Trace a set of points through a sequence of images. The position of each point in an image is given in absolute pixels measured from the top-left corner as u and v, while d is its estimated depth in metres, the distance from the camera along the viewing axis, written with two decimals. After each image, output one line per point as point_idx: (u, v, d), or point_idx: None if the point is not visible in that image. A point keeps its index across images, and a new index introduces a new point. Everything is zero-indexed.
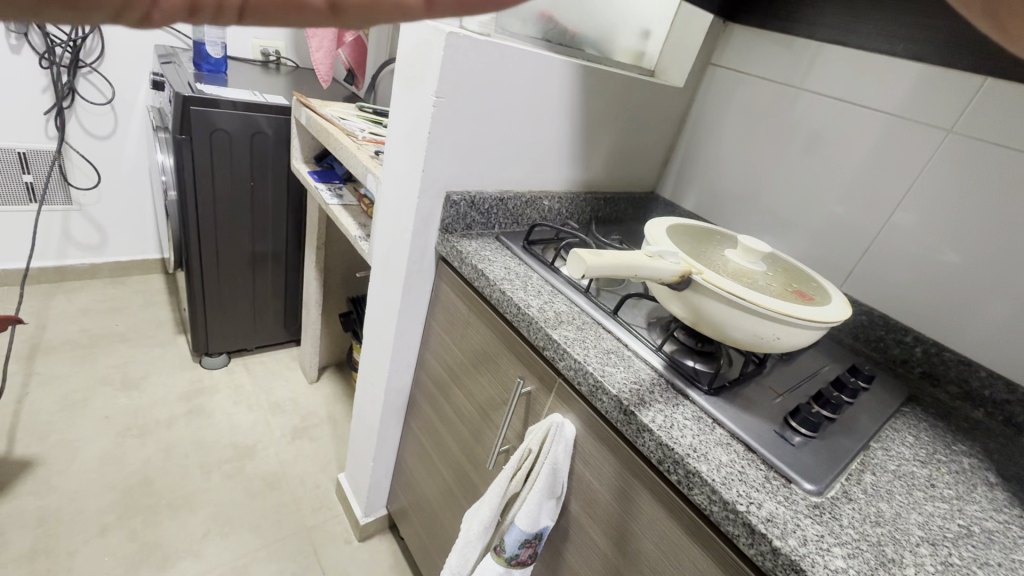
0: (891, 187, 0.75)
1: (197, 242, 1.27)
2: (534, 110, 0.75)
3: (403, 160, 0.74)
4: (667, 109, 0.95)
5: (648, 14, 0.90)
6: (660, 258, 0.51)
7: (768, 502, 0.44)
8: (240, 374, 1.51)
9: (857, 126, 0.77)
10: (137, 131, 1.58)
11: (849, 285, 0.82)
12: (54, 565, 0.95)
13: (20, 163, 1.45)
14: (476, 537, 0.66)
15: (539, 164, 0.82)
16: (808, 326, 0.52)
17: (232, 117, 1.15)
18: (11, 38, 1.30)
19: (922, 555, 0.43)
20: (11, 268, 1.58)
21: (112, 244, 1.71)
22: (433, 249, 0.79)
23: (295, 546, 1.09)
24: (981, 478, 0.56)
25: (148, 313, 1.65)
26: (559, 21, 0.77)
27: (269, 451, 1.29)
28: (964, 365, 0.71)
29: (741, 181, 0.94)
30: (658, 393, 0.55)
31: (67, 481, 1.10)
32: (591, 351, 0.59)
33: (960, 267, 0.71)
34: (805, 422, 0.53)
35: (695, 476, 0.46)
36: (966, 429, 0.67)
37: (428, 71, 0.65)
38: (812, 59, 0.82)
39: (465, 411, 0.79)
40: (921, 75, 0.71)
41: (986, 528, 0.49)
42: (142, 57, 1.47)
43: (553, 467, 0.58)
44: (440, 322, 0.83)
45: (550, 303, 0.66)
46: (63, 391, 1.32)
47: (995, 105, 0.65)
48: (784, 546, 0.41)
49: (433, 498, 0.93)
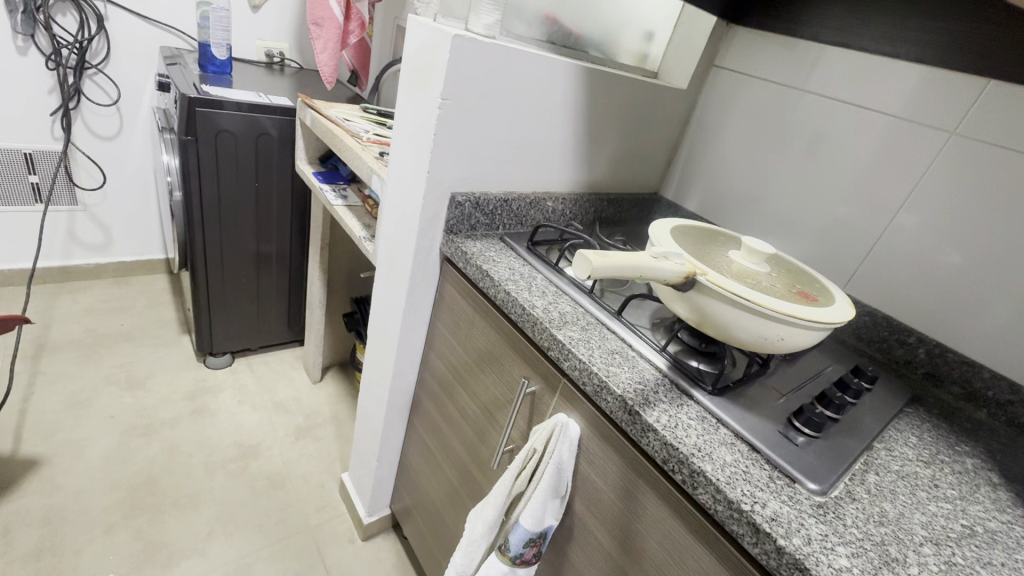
0: (894, 189, 0.75)
1: (203, 241, 1.28)
2: (539, 112, 0.75)
3: (409, 161, 0.74)
4: (670, 110, 0.96)
5: (651, 16, 0.90)
6: (665, 258, 0.51)
7: (772, 501, 0.45)
8: (244, 374, 1.51)
9: (860, 128, 0.78)
10: (141, 132, 1.58)
11: (852, 286, 0.82)
12: (59, 564, 0.96)
13: (26, 163, 1.46)
14: (481, 536, 0.67)
15: (544, 164, 0.82)
16: (812, 326, 0.52)
17: (237, 118, 1.16)
18: (18, 40, 1.31)
19: (925, 554, 0.44)
20: (17, 268, 1.59)
21: (117, 244, 1.72)
22: (438, 249, 0.79)
23: (300, 545, 1.10)
24: (984, 478, 0.57)
25: (152, 313, 1.66)
26: (563, 23, 0.78)
27: (273, 451, 1.30)
28: (967, 366, 0.71)
29: (744, 183, 0.94)
30: (663, 393, 0.55)
31: (72, 480, 1.11)
32: (595, 351, 0.59)
33: (963, 268, 0.71)
34: (808, 422, 0.53)
35: (699, 476, 0.46)
36: (969, 429, 0.67)
37: (434, 73, 0.65)
38: (815, 61, 0.82)
39: (469, 411, 0.80)
40: (924, 77, 0.71)
41: (989, 528, 0.49)
42: (147, 58, 1.48)
43: (559, 467, 0.58)
44: (445, 322, 0.83)
45: (555, 304, 0.66)
46: (69, 390, 1.32)
47: (998, 107, 0.65)
48: (788, 545, 0.41)
49: (437, 498, 0.93)
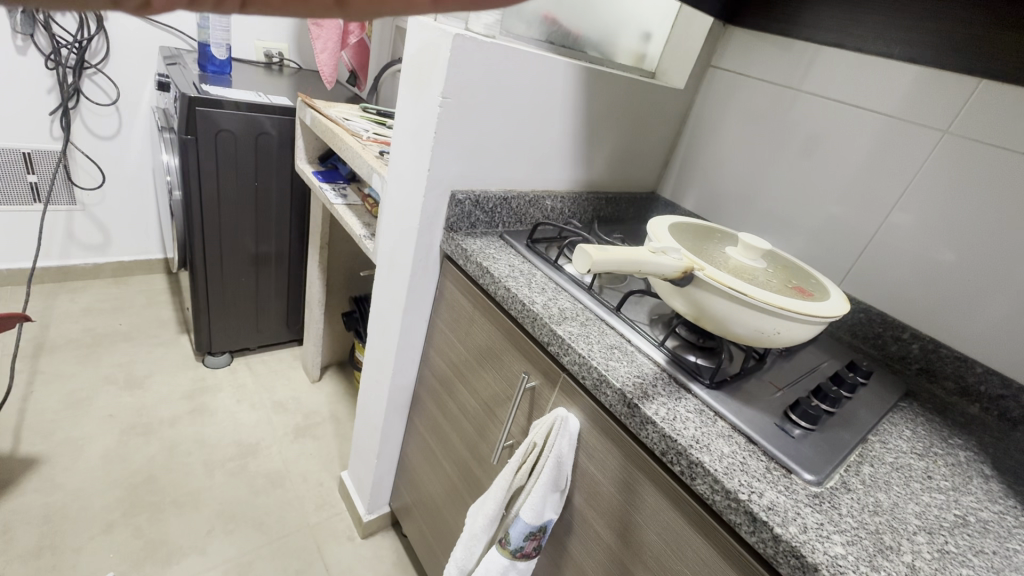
0: (890, 187, 0.76)
1: (202, 240, 1.28)
2: (539, 110, 0.76)
3: (409, 159, 0.75)
4: (669, 111, 0.97)
5: (648, 17, 0.92)
6: (663, 254, 0.52)
7: (769, 491, 0.45)
8: (243, 373, 1.51)
9: (854, 127, 0.79)
10: (140, 131, 1.59)
11: (848, 284, 0.83)
12: (59, 561, 0.96)
13: (25, 163, 1.46)
14: (482, 529, 0.68)
15: (543, 162, 0.83)
16: (807, 321, 0.53)
17: (236, 118, 1.16)
18: (18, 40, 1.31)
19: (919, 543, 0.45)
20: (15, 268, 1.59)
21: (114, 244, 1.72)
22: (438, 247, 0.80)
23: (299, 542, 1.10)
24: (976, 470, 0.58)
25: (150, 312, 1.66)
26: (562, 23, 0.79)
27: (272, 450, 1.30)
28: (960, 361, 0.73)
29: (739, 183, 0.96)
30: (661, 387, 0.56)
31: (71, 479, 1.11)
32: (595, 346, 0.60)
33: (957, 266, 0.72)
34: (804, 415, 0.54)
35: (697, 466, 0.47)
36: (961, 423, 0.68)
37: (434, 73, 0.66)
38: (810, 61, 0.83)
39: (468, 406, 0.80)
40: (918, 77, 0.72)
41: (981, 518, 0.50)
42: (146, 58, 1.49)
43: (558, 461, 0.59)
44: (445, 319, 0.84)
45: (554, 300, 0.67)
46: (68, 390, 1.32)
47: (990, 106, 0.67)
48: (785, 533, 0.42)
49: (436, 495, 0.94)
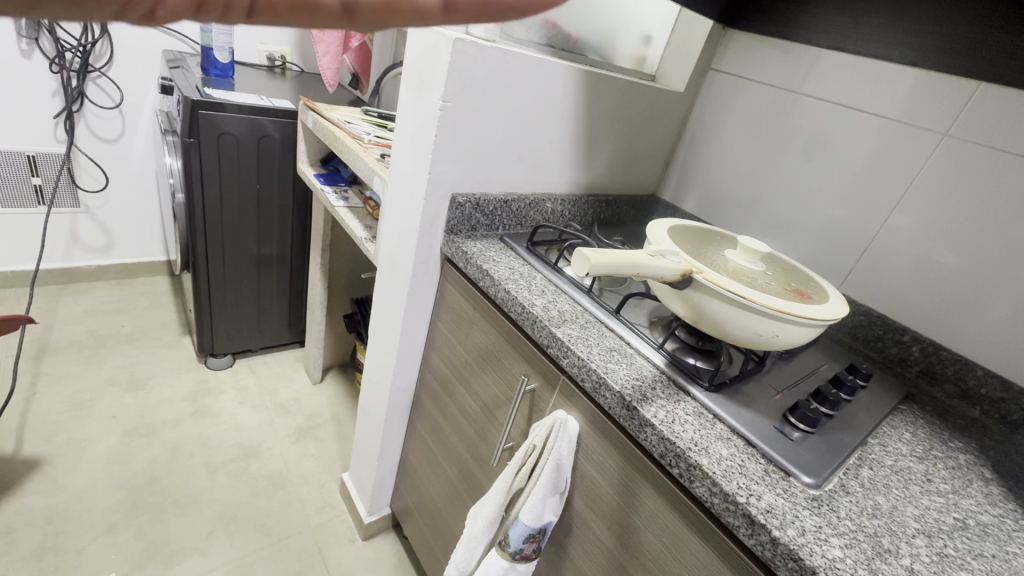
0: (890, 190, 0.76)
1: (204, 242, 1.29)
2: (539, 113, 0.76)
3: (410, 161, 0.75)
4: (669, 114, 0.97)
5: (649, 20, 0.92)
6: (661, 257, 0.52)
7: (768, 493, 0.46)
8: (245, 375, 1.52)
9: (855, 129, 0.79)
10: (144, 134, 1.60)
11: (847, 286, 0.83)
12: (61, 563, 0.96)
13: (30, 166, 1.47)
14: (481, 532, 0.68)
15: (544, 165, 0.83)
16: (806, 323, 0.53)
17: (239, 121, 1.17)
18: (23, 43, 1.32)
19: (917, 546, 0.45)
20: (20, 269, 1.60)
21: (118, 246, 1.73)
22: (438, 249, 0.80)
23: (299, 544, 1.10)
24: (976, 473, 0.58)
25: (153, 314, 1.67)
26: (562, 27, 0.79)
27: (273, 451, 1.30)
28: (961, 364, 0.72)
29: (740, 185, 0.96)
30: (660, 389, 0.56)
31: (74, 480, 1.11)
32: (594, 348, 0.60)
33: (957, 269, 0.72)
34: (803, 418, 0.54)
35: (695, 469, 0.47)
36: (962, 426, 0.68)
37: (435, 77, 0.66)
38: (811, 65, 0.83)
39: (469, 408, 0.81)
40: (917, 80, 0.72)
41: (981, 521, 0.50)
42: (149, 62, 1.50)
43: (558, 463, 0.59)
44: (445, 322, 0.84)
45: (554, 302, 0.67)
46: (71, 391, 1.33)
47: (991, 109, 0.66)
48: (782, 536, 0.42)
49: (437, 497, 0.94)
